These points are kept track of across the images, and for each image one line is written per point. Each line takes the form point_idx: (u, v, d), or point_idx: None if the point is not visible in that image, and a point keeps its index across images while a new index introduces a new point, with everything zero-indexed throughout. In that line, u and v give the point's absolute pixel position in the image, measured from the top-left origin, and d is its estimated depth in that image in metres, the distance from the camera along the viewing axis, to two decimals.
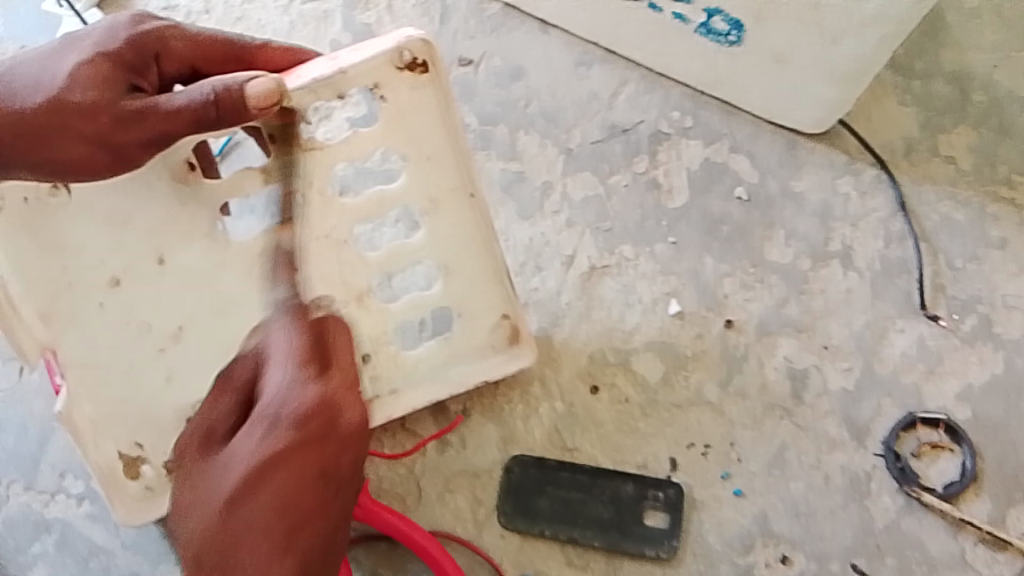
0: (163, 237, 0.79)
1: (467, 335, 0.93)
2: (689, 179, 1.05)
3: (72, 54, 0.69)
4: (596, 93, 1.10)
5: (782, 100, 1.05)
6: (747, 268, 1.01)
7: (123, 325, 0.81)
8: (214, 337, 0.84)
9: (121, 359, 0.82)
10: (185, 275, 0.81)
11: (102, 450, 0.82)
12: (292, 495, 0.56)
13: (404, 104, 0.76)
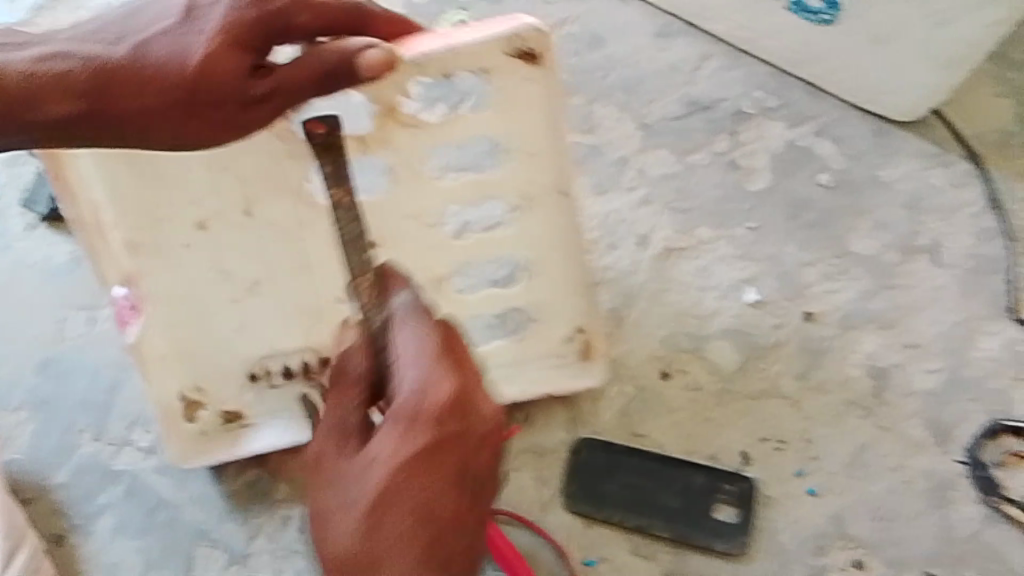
0: (254, 186, 0.74)
1: (540, 338, 0.90)
2: (773, 160, 0.99)
3: (193, 37, 0.59)
4: (677, 66, 1.04)
5: (872, 83, 1.00)
6: (830, 257, 0.96)
7: (203, 269, 0.78)
8: (283, 304, 0.81)
9: (193, 299, 0.79)
10: (277, 233, 0.76)
11: (165, 387, 0.81)
12: (429, 502, 0.54)
13: (513, 92, 0.74)
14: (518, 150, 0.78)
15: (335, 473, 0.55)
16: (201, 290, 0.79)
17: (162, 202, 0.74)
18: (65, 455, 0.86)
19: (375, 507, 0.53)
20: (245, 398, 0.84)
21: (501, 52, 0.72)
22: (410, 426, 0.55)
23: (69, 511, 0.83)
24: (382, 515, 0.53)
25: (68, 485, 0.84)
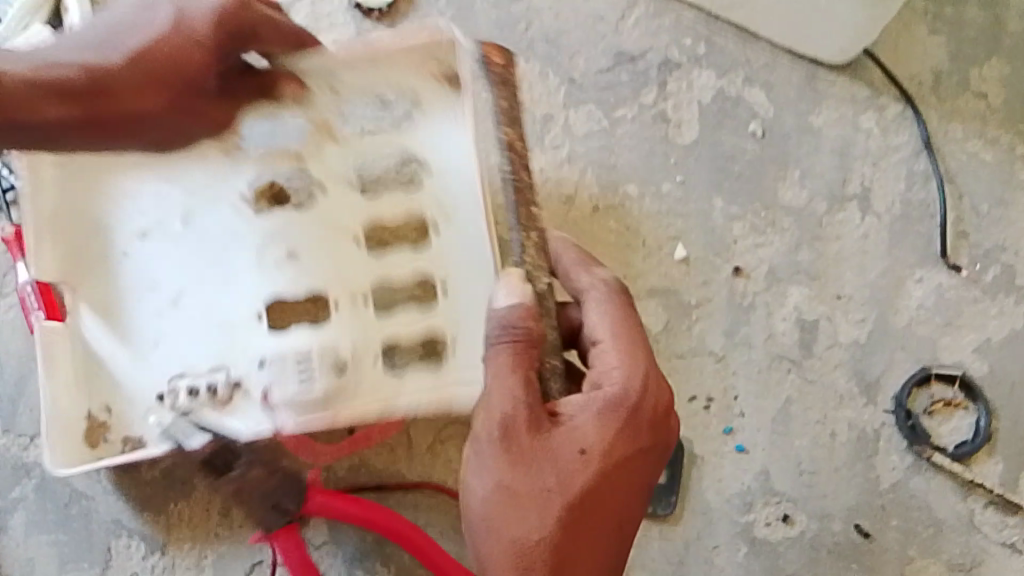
0: (194, 202, 0.85)
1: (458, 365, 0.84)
2: (700, 112, 0.97)
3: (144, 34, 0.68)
4: (602, 15, 1.00)
5: (801, 27, 0.94)
6: (758, 211, 0.94)
7: (134, 281, 0.85)
8: (207, 309, 0.85)
9: (123, 315, 0.84)
10: (201, 246, 0.85)
11: (73, 402, 0.82)
12: (620, 481, 0.61)
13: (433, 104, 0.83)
14: (438, 161, 0.85)
15: (528, 460, 0.59)
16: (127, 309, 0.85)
17: (107, 216, 0.84)
18: None
19: (591, 488, 0.60)
20: (147, 420, 0.83)
21: (421, 73, 0.81)
22: (620, 417, 0.61)
23: None
24: (590, 492, 0.59)
25: None
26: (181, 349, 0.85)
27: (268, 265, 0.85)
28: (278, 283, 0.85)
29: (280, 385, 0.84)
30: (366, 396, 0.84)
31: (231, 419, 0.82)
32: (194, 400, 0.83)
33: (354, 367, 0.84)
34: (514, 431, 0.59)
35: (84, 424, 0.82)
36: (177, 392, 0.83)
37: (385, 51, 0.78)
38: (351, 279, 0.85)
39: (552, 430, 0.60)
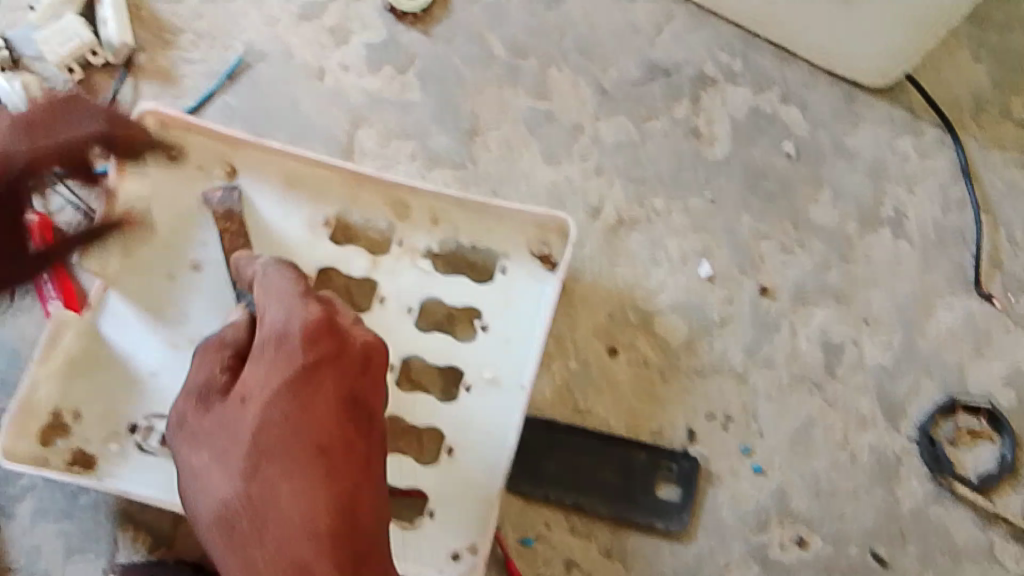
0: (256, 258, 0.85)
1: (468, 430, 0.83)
2: (733, 127, 0.97)
3: None
4: (637, 27, 1.00)
5: (839, 46, 0.94)
6: (788, 229, 0.93)
7: (166, 305, 0.84)
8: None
9: (142, 333, 0.83)
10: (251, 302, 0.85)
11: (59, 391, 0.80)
12: (329, 423, 0.59)
13: (517, 279, 0.86)
14: (498, 332, 0.86)
15: (199, 433, 0.61)
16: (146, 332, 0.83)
17: (180, 239, 0.85)
18: None
19: (262, 424, 0.59)
20: (108, 448, 0.80)
21: (523, 245, 0.88)
22: (276, 352, 0.62)
23: None
24: (256, 422, 0.59)
25: None
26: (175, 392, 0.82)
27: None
28: None
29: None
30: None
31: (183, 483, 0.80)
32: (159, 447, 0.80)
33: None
34: (196, 400, 0.63)
35: (48, 419, 0.80)
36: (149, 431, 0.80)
37: (498, 212, 0.87)
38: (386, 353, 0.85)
39: (216, 400, 0.62)
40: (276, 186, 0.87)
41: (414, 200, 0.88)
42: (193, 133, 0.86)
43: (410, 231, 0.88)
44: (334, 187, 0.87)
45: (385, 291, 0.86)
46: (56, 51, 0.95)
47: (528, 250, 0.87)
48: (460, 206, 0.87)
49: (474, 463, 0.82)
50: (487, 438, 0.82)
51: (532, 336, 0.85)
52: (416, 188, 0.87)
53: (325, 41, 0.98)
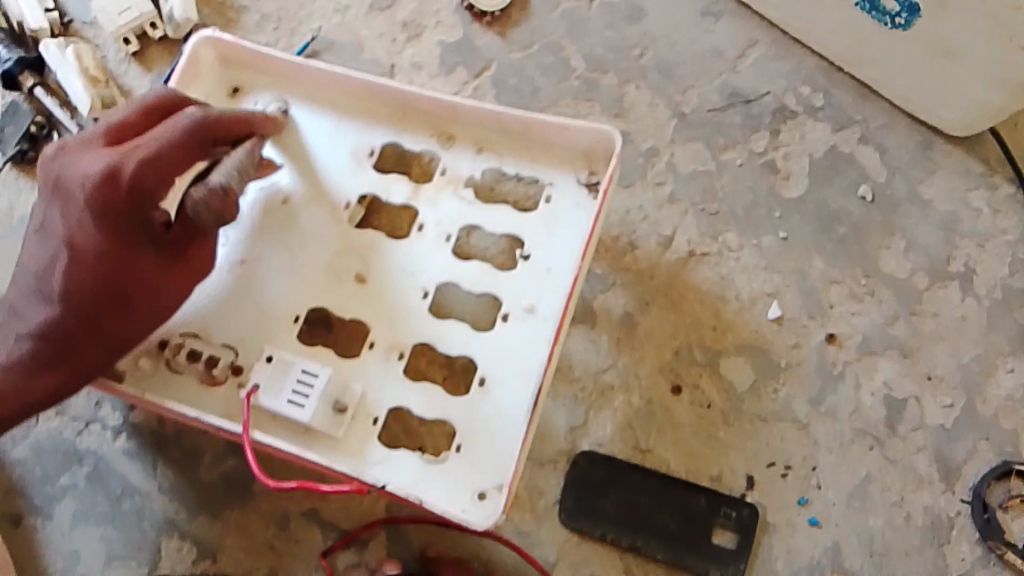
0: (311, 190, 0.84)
1: (501, 348, 0.79)
2: (811, 166, 0.94)
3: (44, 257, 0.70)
4: (720, 50, 0.96)
5: (930, 96, 0.91)
6: (859, 277, 0.91)
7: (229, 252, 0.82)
8: (247, 297, 0.81)
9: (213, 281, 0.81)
10: (283, 225, 0.83)
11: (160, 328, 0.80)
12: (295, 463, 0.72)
13: (561, 208, 0.82)
14: (540, 262, 0.81)
15: None
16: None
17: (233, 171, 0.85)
18: (24, 431, 0.85)
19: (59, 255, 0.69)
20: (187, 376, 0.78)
21: (569, 172, 0.83)
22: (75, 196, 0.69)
23: (28, 490, 0.83)
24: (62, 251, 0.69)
25: (26, 463, 0.84)
26: (214, 315, 0.81)
27: (336, 274, 0.82)
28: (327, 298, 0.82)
29: (269, 389, 0.77)
30: (355, 446, 0.78)
31: (210, 402, 0.78)
32: (188, 365, 0.78)
33: (352, 416, 0.78)
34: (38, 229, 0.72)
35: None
36: (180, 347, 0.79)
37: (547, 139, 0.83)
38: (420, 276, 0.82)
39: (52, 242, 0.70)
40: (331, 118, 0.86)
41: (461, 131, 0.85)
42: (254, 70, 0.88)
43: (454, 161, 0.85)
44: (382, 119, 0.86)
45: (425, 220, 0.84)
46: (114, 21, 0.91)
47: (574, 177, 0.83)
48: (508, 137, 0.84)
49: (503, 400, 0.78)
50: (518, 372, 0.79)
51: (571, 263, 0.81)
52: (463, 117, 0.84)
53: (397, 35, 0.96)
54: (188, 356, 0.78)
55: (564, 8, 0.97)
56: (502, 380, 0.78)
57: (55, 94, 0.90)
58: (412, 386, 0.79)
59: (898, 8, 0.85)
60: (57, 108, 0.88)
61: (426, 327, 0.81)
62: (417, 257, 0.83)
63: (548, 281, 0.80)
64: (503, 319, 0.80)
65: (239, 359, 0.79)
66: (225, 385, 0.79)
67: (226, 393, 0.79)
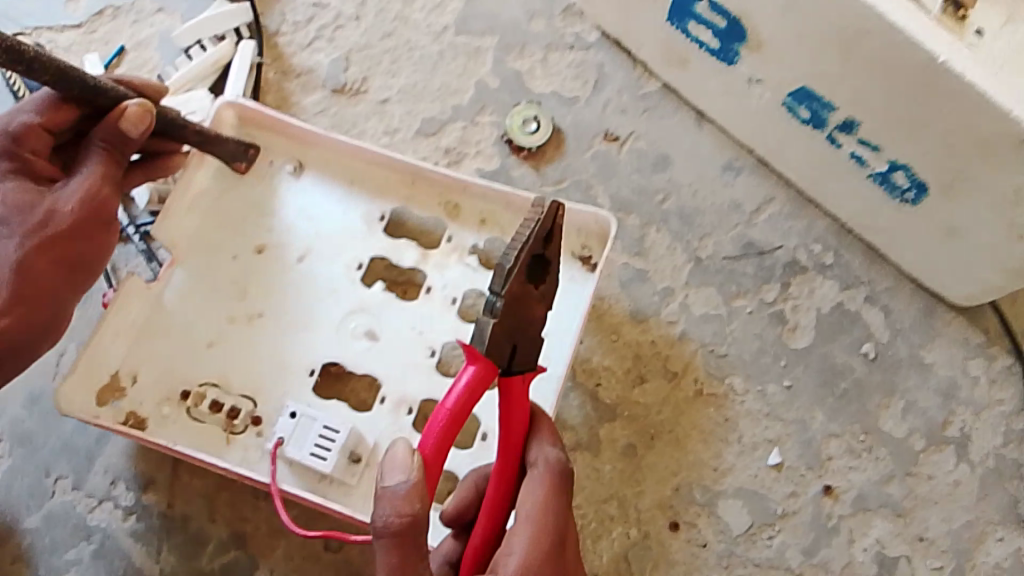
0: (318, 242, 0.90)
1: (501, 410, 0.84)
2: (818, 320, 0.98)
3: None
4: (739, 203, 1.02)
5: (934, 268, 0.96)
6: (858, 433, 0.94)
7: (229, 288, 0.88)
8: (265, 347, 0.86)
9: (198, 322, 0.86)
10: (283, 268, 0.89)
11: (163, 371, 0.84)
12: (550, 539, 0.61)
13: (561, 283, 0.88)
14: (538, 332, 0.87)
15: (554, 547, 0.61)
16: (202, 304, 0.87)
17: (247, 222, 0.90)
18: (39, 501, 0.87)
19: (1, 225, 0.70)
20: (202, 411, 0.83)
21: (566, 251, 0.89)
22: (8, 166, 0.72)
23: (34, 560, 0.85)
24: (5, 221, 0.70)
25: (34, 533, 0.86)
26: (231, 363, 0.86)
27: (346, 330, 0.87)
28: (344, 353, 0.87)
29: (293, 441, 0.82)
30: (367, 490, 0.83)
31: (229, 451, 0.83)
32: (208, 414, 0.83)
33: (365, 466, 0.83)
34: None
35: (108, 379, 0.83)
36: (201, 397, 0.83)
37: None
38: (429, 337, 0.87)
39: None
40: (341, 185, 0.91)
41: (466, 201, 0.91)
42: (273, 132, 0.91)
43: (460, 230, 0.91)
44: (391, 188, 0.91)
45: (432, 285, 0.89)
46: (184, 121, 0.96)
47: (569, 256, 0.89)
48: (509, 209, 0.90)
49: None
50: None
51: (569, 335, 0.87)
52: (470, 188, 0.90)
53: (439, 160, 1.02)
54: (210, 405, 0.83)
55: (596, 149, 1.03)
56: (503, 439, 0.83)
57: None
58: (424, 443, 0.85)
59: (909, 184, 0.90)
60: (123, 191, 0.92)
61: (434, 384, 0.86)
62: (425, 318, 0.88)
63: (544, 352, 0.86)
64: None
65: (257, 409, 0.84)
66: (244, 432, 0.84)
67: (244, 442, 0.83)
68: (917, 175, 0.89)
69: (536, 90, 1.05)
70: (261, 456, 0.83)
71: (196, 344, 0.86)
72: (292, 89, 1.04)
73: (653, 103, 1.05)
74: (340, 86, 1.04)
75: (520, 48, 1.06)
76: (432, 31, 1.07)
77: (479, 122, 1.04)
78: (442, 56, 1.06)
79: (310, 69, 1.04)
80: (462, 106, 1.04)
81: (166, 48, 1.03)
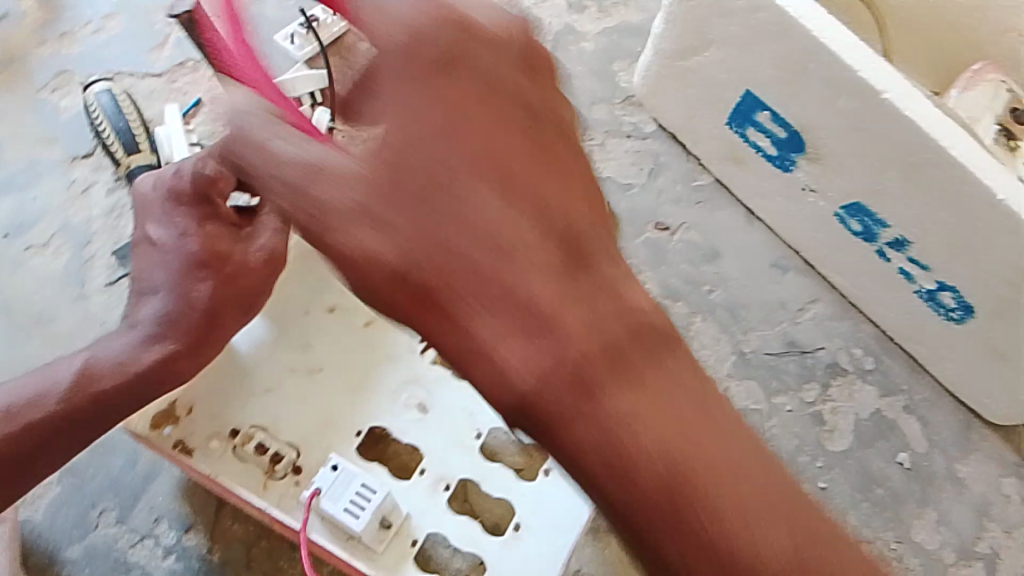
0: (387, 315, 0.92)
1: (538, 502, 0.86)
2: (856, 425, 0.99)
3: (161, 264, 0.62)
4: (784, 301, 1.04)
5: (973, 385, 0.98)
6: (890, 542, 0.95)
7: (294, 337, 0.89)
8: (320, 404, 0.88)
9: (259, 362, 0.88)
10: (350, 331, 0.91)
11: (220, 404, 0.86)
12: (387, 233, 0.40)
13: None
14: None
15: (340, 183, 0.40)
16: (270, 348, 0.88)
17: (321, 282, 0.91)
18: (83, 533, 0.88)
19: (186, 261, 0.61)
20: (246, 448, 0.83)
21: None
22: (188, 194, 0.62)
23: None
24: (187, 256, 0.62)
25: (76, 564, 0.87)
26: (283, 412, 0.87)
27: (399, 401, 0.89)
28: (395, 422, 0.89)
29: (330, 494, 0.81)
30: (391, 561, 0.83)
31: (265, 493, 0.83)
32: (253, 456, 0.83)
33: (395, 534, 0.83)
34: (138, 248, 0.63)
35: (167, 406, 0.84)
36: (249, 438, 0.84)
37: None
38: (478, 419, 0.89)
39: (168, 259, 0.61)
40: None
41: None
42: None
43: None
44: None
45: None
46: None
47: None
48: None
49: (536, 547, 0.84)
50: (551, 529, 0.84)
51: None
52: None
53: None
54: (255, 447, 0.84)
55: (648, 236, 1.06)
56: (536, 528, 0.84)
57: None
58: (456, 520, 0.86)
59: (954, 305, 0.92)
60: None
61: (475, 466, 0.89)
62: (477, 398, 0.90)
63: None
64: (545, 474, 0.87)
65: (300, 460, 0.85)
66: (283, 480, 0.84)
67: (281, 488, 0.84)
68: (964, 297, 0.90)
69: (593, 173, 1.09)
70: (297, 505, 0.83)
71: (254, 387, 0.87)
72: None
73: (705, 196, 1.08)
74: None
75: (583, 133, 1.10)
76: None
77: None
78: None
79: None
80: None
81: None
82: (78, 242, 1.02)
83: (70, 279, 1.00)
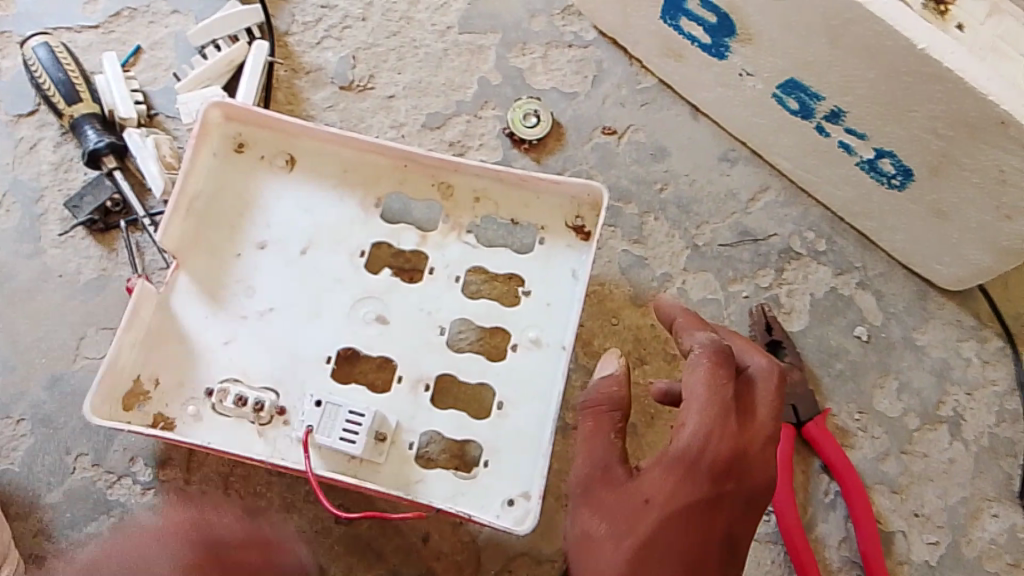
0: (323, 232, 0.91)
1: (517, 379, 0.87)
2: (813, 304, 1.01)
3: None
4: (735, 193, 1.05)
5: (923, 252, 0.99)
6: (853, 412, 0.98)
7: (231, 282, 0.89)
8: (279, 337, 0.88)
9: (206, 320, 0.88)
10: (290, 259, 0.90)
11: (180, 374, 0.86)
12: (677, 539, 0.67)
13: (557, 250, 0.91)
14: (541, 297, 0.90)
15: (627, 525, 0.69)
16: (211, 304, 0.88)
17: (241, 220, 0.90)
18: (60, 478, 0.91)
19: None
20: (225, 406, 0.85)
21: (558, 219, 0.91)
22: None
23: (54, 534, 0.90)
24: None
25: (57, 507, 0.90)
26: (251, 356, 0.87)
27: (358, 315, 0.89)
28: (359, 340, 0.89)
29: (321, 429, 0.84)
30: (396, 470, 0.85)
31: (259, 443, 0.85)
32: (234, 409, 0.85)
33: (391, 445, 0.85)
34: None
35: (130, 386, 0.84)
36: (225, 394, 0.85)
37: (538, 188, 0.91)
38: (437, 315, 0.90)
39: None
40: (331, 172, 0.92)
41: (459, 181, 0.92)
42: (262, 126, 0.92)
43: (456, 211, 0.92)
44: (385, 171, 0.92)
45: (434, 264, 0.91)
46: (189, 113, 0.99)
47: (563, 224, 0.91)
48: (504, 188, 0.92)
49: (523, 428, 0.86)
50: (533, 406, 0.86)
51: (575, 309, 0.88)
52: (461, 168, 0.91)
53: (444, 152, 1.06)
54: (233, 401, 0.85)
55: (595, 142, 1.07)
56: (518, 407, 0.86)
57: (131, 176, 1.00)
58: (440, 413, 0.87)
59: (895, 171, 0.93)
60: (133, 189, 0.97)
61: (447, 361, 0.89)
62: (430, 297, 0.90)
63: (550, 314, 0.89)
64: (513, 349, 0.88)
65: (282, 400, 0.86)
66: (272, 424, 0.86)
67: (273, 432, 0.85)
68: (903, 161, 0.92)
69: (537, 86, 1.09)
70: (291, 446, 0.85)
71: (211, 343, 0.87)
72: (302, 85, 1.08)
73: (649, 98, 1.09)
74: (348, 84, 1.08)
75: (523, 47, 1.10)
76: (438, 30, 1.11)
77: (483, 116, 1.08)
78: (446, 54, 1.10)
79: (319, 67, 1.08)
80: (465, 102, 1.08)
81: (180, 49, 1.08)
82: (28, 200, 1.00)
83: (24, 233, 0.99)
